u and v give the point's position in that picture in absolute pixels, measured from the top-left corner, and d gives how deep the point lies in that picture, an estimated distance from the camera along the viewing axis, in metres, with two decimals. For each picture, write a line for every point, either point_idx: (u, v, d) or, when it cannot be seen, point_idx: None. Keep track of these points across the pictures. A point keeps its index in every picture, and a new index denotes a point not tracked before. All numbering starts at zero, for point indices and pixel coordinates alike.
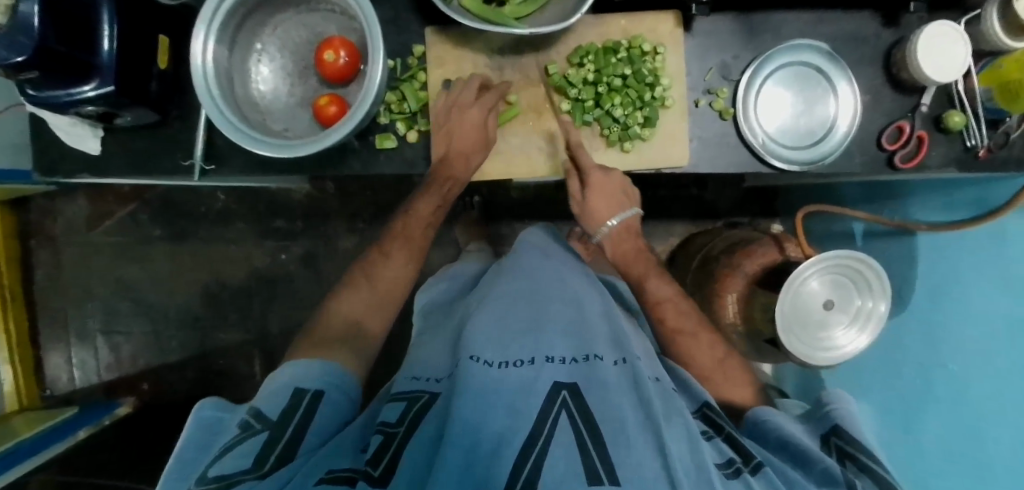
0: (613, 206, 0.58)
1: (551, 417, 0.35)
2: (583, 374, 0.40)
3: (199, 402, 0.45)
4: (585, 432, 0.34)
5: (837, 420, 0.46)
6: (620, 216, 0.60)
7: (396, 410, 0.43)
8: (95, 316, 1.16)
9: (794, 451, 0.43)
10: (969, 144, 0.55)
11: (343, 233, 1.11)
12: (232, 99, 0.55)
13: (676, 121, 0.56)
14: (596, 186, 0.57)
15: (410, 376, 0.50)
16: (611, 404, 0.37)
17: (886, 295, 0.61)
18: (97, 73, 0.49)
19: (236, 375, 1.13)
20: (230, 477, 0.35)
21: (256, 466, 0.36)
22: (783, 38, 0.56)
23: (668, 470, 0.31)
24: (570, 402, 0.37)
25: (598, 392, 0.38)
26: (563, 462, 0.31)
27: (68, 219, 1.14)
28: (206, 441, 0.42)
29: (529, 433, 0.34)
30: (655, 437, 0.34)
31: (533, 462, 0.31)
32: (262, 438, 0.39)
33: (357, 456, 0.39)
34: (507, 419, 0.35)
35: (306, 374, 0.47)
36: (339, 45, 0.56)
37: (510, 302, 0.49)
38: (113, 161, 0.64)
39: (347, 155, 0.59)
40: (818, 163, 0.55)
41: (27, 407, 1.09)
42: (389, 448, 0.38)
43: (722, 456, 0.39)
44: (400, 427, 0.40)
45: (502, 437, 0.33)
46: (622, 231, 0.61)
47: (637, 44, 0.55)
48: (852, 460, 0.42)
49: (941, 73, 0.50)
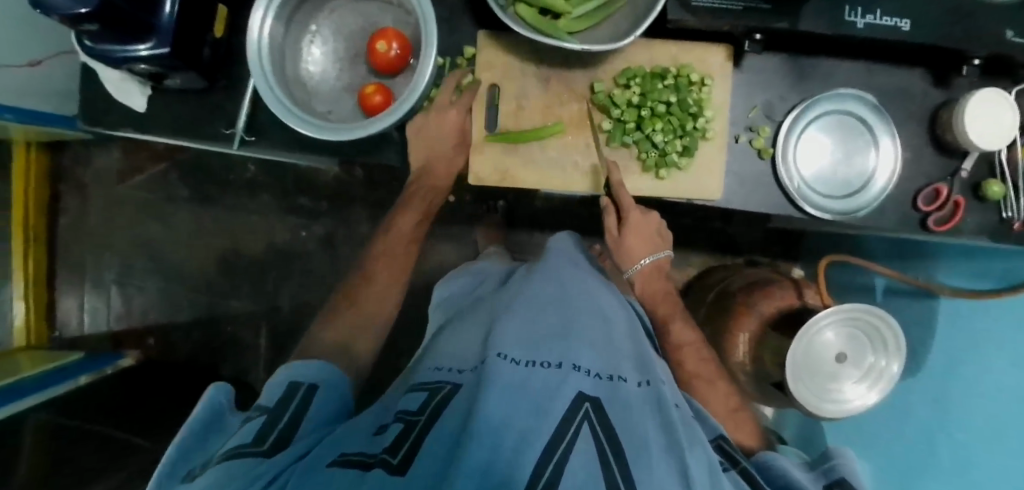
0: (647, 245, 0.61)
1: (573, 426, 0.34)
2: (608, 393, 0.38)
3: (210, 386, 0.43)
4: (608, 451, 0.33)
5: (843, 475, 0.45)
6: (653, 257, 0.62)
7: (417, 399, 0.41)
8: (112, 267, 1.18)
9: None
10: (1005, 216, 0.55)
11: (364, 219, 1.12)
12: (283, 76, 0.56)
13: (715, 154, 0.56)
14: (633, 227, 0.60)
15: (435, 367, 0.48)
16: (635, 425, 0.36)
17: (899, 354, 0.62)
18: (155, 34, 0.51)
19: (239, 344, 1.14)
20: (235, 449, 0.34)
21: (258, 441, 0.36)
22: (830, 86, 0.56)
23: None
24: (592, 416, 0.35)
25: (622, 411, 0.37)
26: (583, 474, 0.30)
27: (100, 170, 1.16)
28: (210, 430, 0.41)
29: (551, 437, 0.32)
30: (677, 466, 0.33)
31: (554, 466, 0.30)
32: (261, 421, 0.39)
33: (373, 441, 0.36)
34: (532, 420, 0.33)
35: (303, 371, 0.48)
36: (392, 36, 0.57)
37: (538, 309, 0.48)
38: (157, 119, 0.65)
39: (384, 146, 0.60)
40: (850, 214, 0.55)
41: (35, 346, 1.11)
42: (410, 438, 0.34)
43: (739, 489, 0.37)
44: (422, 415, 0.38)
45: (525, 437, 0.31)
46: (653, 271, 0.63)
47: (685, 73, 0.55)
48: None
49: (986, 141, 0.50)
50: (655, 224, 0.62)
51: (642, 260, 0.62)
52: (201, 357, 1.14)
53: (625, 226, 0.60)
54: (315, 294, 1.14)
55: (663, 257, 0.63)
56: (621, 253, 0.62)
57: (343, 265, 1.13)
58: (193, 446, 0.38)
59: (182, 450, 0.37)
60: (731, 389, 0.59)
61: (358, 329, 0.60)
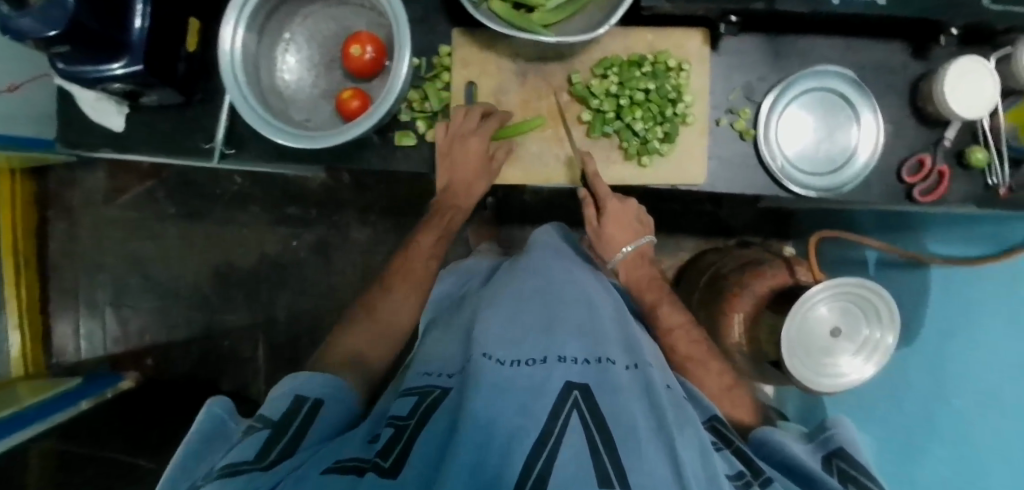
0: (627, 234, 0.61)
1: (562, 417, 0.35)
2: (596, 377, 0.40)
3: (208, 399, 0.45)
4: (596, 435, 0.34)
5: (841, 444, 0.46)
6: (635, 244, 0.61)
7: (407, 404, 0.42)
8: (106, 289, 1.17)
9: (799, 471, 0.42)
10: (991, 181, 0.55)
11: (354, 224, 1.12)
12: (258, 86, 0.56)
13: (696, 138, 0.56)
14: (612, 214, 0.59)
15: (423, 371, 0.49)
16: (624, 408, 0.37)
17: (893, 326, 0.61)
18: (128, 51, 0.50)
19: (238, 357, 1.14)
20: (237, 466, 0.35)
21: (260, 456, 0.36)
22: (809, 63, 0.56)
23: (678, 478, 0.31)
24: (582, 403, 0.37)
25: (610, 395, 0.38)
26: (574, 464, 0.31)
27: (87, 192, 1.16)
28: (212, 439, 0.41)
29: (540, 432, 0.34)
30: (666, 445, 0.34)
31: (545, 460, 0.31)
32: (264, 435, 0.39)
33: (366, 447, 0.37)
34: (520, 417, 0.34)
35: (310, 384, 0.48)
36: (366, 40, 0.56)
37: (523, 305, 0.50)
38: (136, 138, 0.65)
39: (365, 150, 0.59)
40: (835, 190, 0.55)
41: (33, 374, 1.11)
42: (399, 442, 0.36)
43: (732, 468, 0.38)
44: (411, 420, 0.39)
45: (514, 434, 0.33)
46: (637, 259, 0.62)
47: (662, 59, 0.55)
48: (856, 484, 0.42)
49: (967, 109, 0.50)
50: (635, 210, 0.61)
51: (624, 248, 0.61)
52: (201, 374, 1.14)
53: (604, 215, 0.59)
54: (310, 303, 1.13)
55: (646, 244, 0.62)
56: (603, 243, 0.62)
57: (336, 272, 1.13)
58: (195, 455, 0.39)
59: (185, 461, 0.38)
60: (722, 367, 0.57)
61: (351, 335, 0.59)
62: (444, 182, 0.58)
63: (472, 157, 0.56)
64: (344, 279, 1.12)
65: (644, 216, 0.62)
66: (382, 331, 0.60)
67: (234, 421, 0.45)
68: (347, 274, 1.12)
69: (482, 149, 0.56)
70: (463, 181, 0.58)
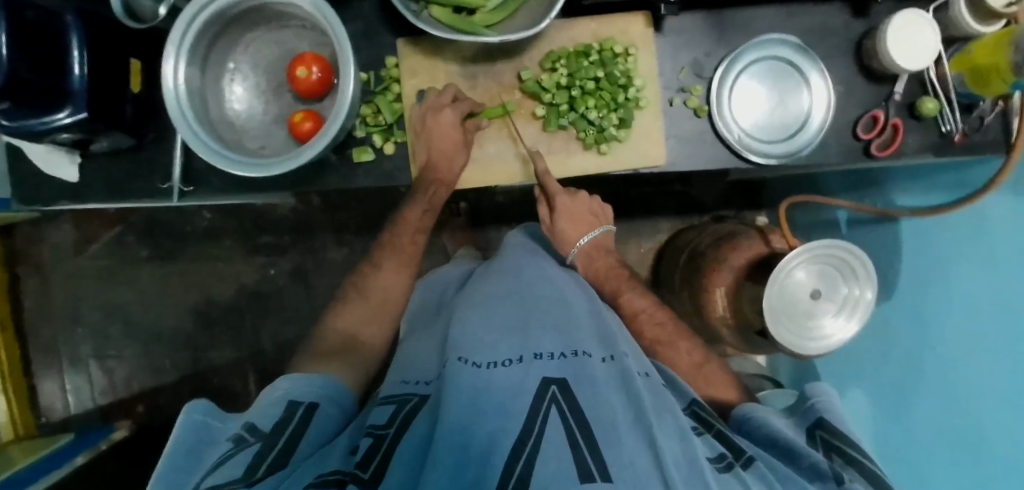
0: (582, 227, 0.65)
1: (542, 413, 0.37)
2: (573, 370, 0.42)
3: (187, 404, 0.44)
4: (576, 430, 0.35)
5: (821, 413, 0.47)
6: (591, 235, 0.65)
7: (385, 412, 0.44)
8: (87, 341, 1.15)
9: (782, 447, 0.43)
10: (945, 129, 0.55)
11: (331, 245, 1.11)
12: (207, 119, 0.55)
13: (652, 120, 0.56)
14: (564, 209, 0.64)
15: (402, 380, 0.51)
16: (602, 401, 0.38)
17: (869, 282, 0.61)
18: (70, 100, 0.49)
19: (230, 393, 1.12)
20: (222, 484, 0.34)
21: (247, 473, 0.36)
22: (753, 33, 0.57)
23: (659, 465, 0.33)
24: (560, 397, 0.38)
25: (588, 387, 0.40)
26: (556, 462, 0.32)
27: (56, 245, 1.14)
28: (194, 450, 0.41)
29: (520, 431, 0.35)
30: (646, 438, 0.35)
31: (525, 460, 0.32)
32: (254, 449, 0.39)
33: (346, 459, 0.38)
34: (500, 419, 0.36)
35: (302, 389, 0.49)
36: (310, 60, 0.56)
37: (498, 307, 0.52)
38: (91, 187, 0.63)
39: (325, 170, 0.59)
40: (794, 155, 0.55)
41: (23, 437, 1.09)
42: (379, 453, 0.38)
43: (714, 450, 0.39)
44: (389, 428, 0.41)
45: (495, 437, 0.34)
46: (595, 249, 0.66)
47: (608, 46, 0.55)
48: (839, 454, 0.42)
49: (912, 60, 0.50)
50: (587, 203, 0.66)
51: (582, 240, 0.66)
52: None
53: (558, 210, 0.63)
54: (297, 329, 1.12)
55: (602, 233, 0.67)
56: (559, 239, 0.66)
57: (319, 296, 1.12)
58: (181, 468, 0.39)
59: (169, 475, 0.38)
60: (692, 346, 0.59)
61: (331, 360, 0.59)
62: (423, 156, 0.57)
63: (448, 127, 0.55)
64: (327, 301, 1.11)
65: (598, 208, 0.67)
66: (361, 348, 0.60)
67: (218, 425, 0.44)
68: (330, 296, 1.11)
69: (456, 120, 0.55)
70: (444, 155, 0.56)
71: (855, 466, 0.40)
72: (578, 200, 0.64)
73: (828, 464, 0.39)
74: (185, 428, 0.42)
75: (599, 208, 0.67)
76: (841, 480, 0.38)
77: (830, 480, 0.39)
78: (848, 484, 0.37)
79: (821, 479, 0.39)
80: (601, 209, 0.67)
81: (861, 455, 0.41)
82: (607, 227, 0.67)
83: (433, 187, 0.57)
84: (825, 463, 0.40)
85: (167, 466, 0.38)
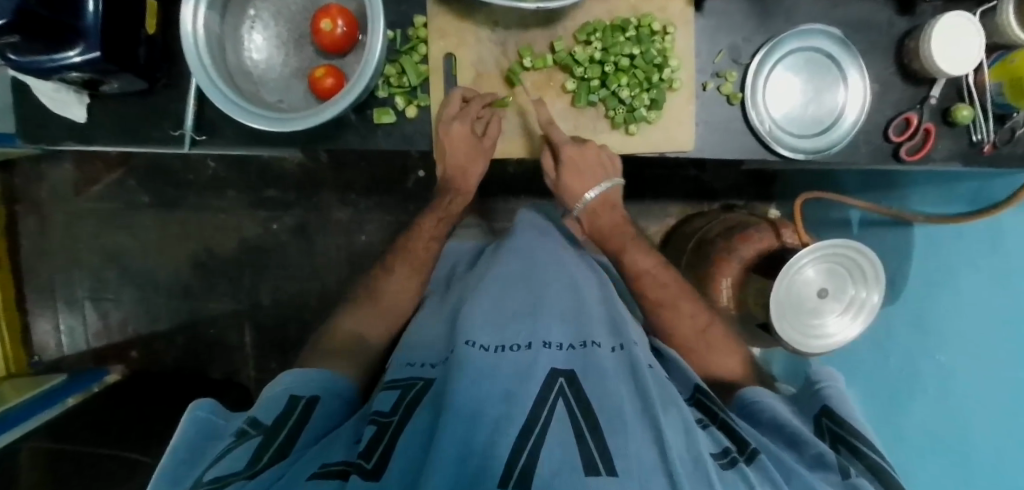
0: (588, 182, 0.60)
1: (548, 404, 0.37)
2: (580, 362, 0.43)
3: (192, 403, 0.45)
4: (581, 423, 0.35)
5: (827, 400, 0.48)
6: (599, 188, 0.60)
7: (390, 398, 0.44)
8: (83, 282, 1.15)
9: (788, 434, 0.44)
10: (975, 138, 0.54)
11: (336, 204, 1.09)
12: (224, 67, 0.53)
13: (683, 104, 0.55)
14: (568, 163, 0.57)
15: (405, 361, 0.51)
16: (609, 393, 0.39)
17: (879, 285, 0.61)
18: (82, 37, 0.46)
19: (226, 345, 1.13)
20: (224, 478, 0.35)
21: (249, 466, 0.37)
22: (794, 23, 0.55)
23: (665, 461, 0.32)
24: (568, 390, 0.39)
25: (593, 377, 0.41)
26: (558, 456, 0.32)
27: (55, 185, 1.12)
28: (199, 445, 0.42)
29: (525, 420, 0.35)
30: (652, 429, 0.35)
31: (529, 450, 0.32)
32: (255, 443, 0.40)
33: (351, 449, 0.38)
34: (504, 406, 0.36)
35: (304, 382, 0.50)
36: (336, 13, 0.53)
37: (507, 289, 0.53)
38: (99, 129, 0.61)
39: (344, 129, 0.58)
40: (824, 152, 0.55)
41: (16, 374, 1.09)
42: (381, 442, 0.37)
43: (717, 445, 0.39)
44: (394, 416, 0.41)
45: (499, 421, 0.34)
46: (600, 205, 0.63)
47: (647, 22, 0.53)
48: (846, 445, 0.43)
49: (954, 64, 0.49)
50: (597, 155, 0.57)
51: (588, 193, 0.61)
52: (189, 363, 1.13)
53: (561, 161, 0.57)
54: (296, 287, 1.12)
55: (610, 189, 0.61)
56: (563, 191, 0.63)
57: (321, 255, 1.11)
58: (186, 460, 0.40)
59: (178, 467, 0.38)
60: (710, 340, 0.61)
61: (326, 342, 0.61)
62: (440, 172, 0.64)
63: (461, 139, 0.57)
64: (329, 261, 1.11)
65: (609, 160, 0.59)
66: (362, 336, 0.63)
67: (222, 421, 0.46)
68: (332, 256, 1.11)
69: (467, 129, 0.56)
70: (457, 165, 0.61)
71: (861, 459, 0.41)
72: (584, 153, 0.56)
73: (834, 456, 0.40)
74: (191, 421, 0.44)
75: (610, 160, 0.59)
76: (846, 474, 0.38)
77: (835, 471, 0.39)
78: (853, 478, 0.38)
79: (826, 469, 0.40)
80: (612, 159, 0.59)
81: (866, 447, 0.42)
82: (616, 182, 0.61)
83: (451, 195, 0.67)
84: (831, 455, 0.40)
85: (173, 458, 0.39)
